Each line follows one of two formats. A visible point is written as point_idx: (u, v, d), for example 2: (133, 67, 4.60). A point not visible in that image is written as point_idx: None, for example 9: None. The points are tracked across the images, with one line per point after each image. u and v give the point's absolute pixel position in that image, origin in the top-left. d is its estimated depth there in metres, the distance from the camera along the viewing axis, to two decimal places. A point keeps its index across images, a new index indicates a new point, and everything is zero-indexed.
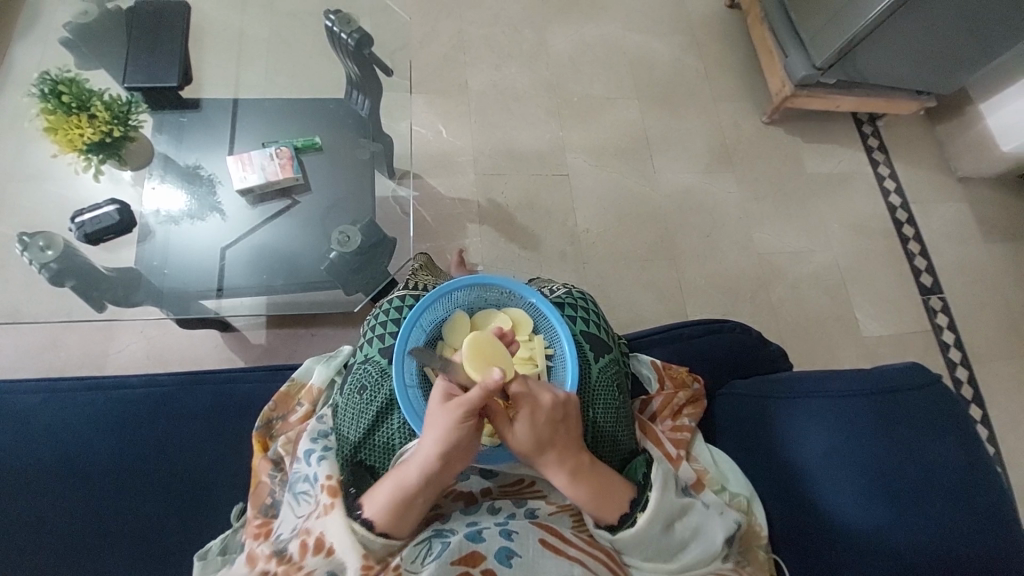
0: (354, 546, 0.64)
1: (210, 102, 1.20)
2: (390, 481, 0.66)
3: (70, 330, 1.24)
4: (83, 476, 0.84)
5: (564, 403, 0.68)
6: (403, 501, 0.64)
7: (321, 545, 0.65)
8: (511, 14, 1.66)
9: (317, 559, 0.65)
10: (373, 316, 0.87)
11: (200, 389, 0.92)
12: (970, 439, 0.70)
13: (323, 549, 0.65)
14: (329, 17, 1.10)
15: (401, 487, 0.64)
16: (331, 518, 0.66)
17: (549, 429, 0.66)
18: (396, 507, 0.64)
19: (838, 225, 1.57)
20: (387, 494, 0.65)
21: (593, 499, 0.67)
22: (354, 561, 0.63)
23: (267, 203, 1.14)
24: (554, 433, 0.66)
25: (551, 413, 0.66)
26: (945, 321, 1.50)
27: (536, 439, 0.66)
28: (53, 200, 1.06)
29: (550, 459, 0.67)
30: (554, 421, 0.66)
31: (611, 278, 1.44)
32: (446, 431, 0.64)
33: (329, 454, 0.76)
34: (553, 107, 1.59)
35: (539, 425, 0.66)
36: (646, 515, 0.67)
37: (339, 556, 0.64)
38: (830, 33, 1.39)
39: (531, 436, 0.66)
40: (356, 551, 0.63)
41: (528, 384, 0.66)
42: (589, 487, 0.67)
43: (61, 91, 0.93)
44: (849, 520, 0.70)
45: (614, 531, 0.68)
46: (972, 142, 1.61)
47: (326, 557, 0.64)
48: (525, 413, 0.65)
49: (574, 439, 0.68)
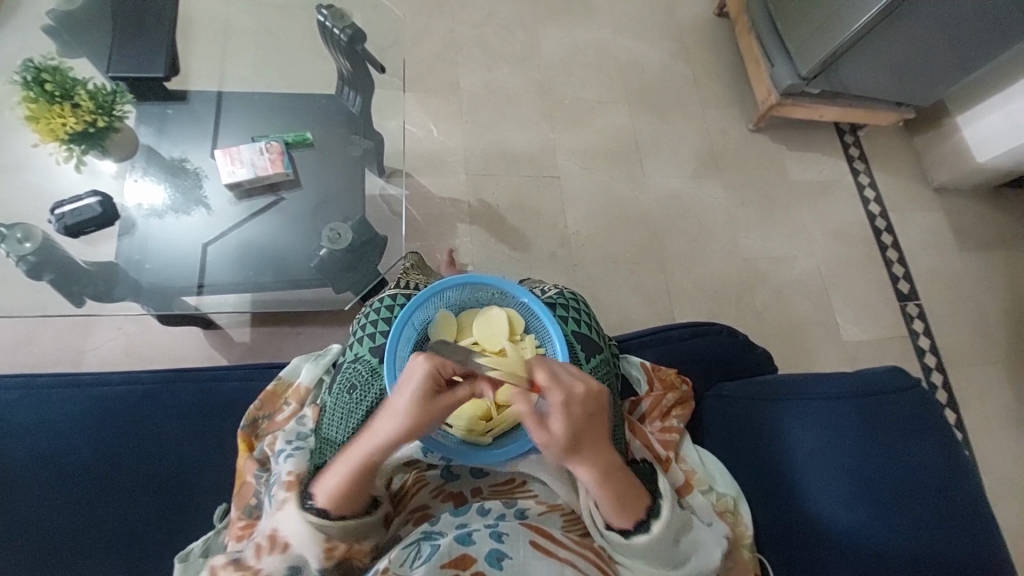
0: (309, 534, 0.64)
1: (197, 95, 1.17)
2: (342, 467, 0.64)
3: (45, 326, 1.20)
4: (58, 477, 0.81)
5: (600, 400, 0.62)
6: (357, 476, 0.63)
7: (277, 542, 0.66)
8: (503, 15, 1.67)
9: (273, 557, 0.66)
10: (363, 315, 0.86)
11: (181, 387, 0.90)
12: (949, 441, 0.73)
13: (278, 545, 0.65)
14: (322, 12, 1.09)
15: (359, 463, 0.63)
16: (285, 511, 0.66)
17: (585, 426, 0.61)
18: (349, 483, 0.63)
19: (821, 232, 1.61)
20: (340, 477, 0.64)
21: (620, 499, 0.66)
22: (313, 546, 0.64)
23: (254, 198, 1.12)
24: (591, 426, 0.62)
25: (588, 410, 0.61)
26: (921, 327, 1.55)
27: (572, 437, 0.61)
28: (31, 193, 1.03)
29: (581, 456, 0.63)
30: (586, 419, 0.61)
31: (599, 280, 1.45)
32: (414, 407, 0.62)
33: (299, 452, 0.76)
34: (544, 109, 1.60)
35: (576, 424, 0.61)
36: (661, 524, 0.67)
37: (295, 547, 0.65)
38: (814, 44, 1.43)
39: (565, 434, 0.60)
40: (313, 539, 0.64)
41: (563, 376, 0.61)
42: (618, 487, 0.65)
43: (44, 79, 0.90)
44: (829, 520, 0.72)
45: (628, 536, 0.68)
46: (948, 154, 1.66)
47: (285, 549, 0.65)
48: (563, 411, 0.60)
49: (602, 430, 0.64)
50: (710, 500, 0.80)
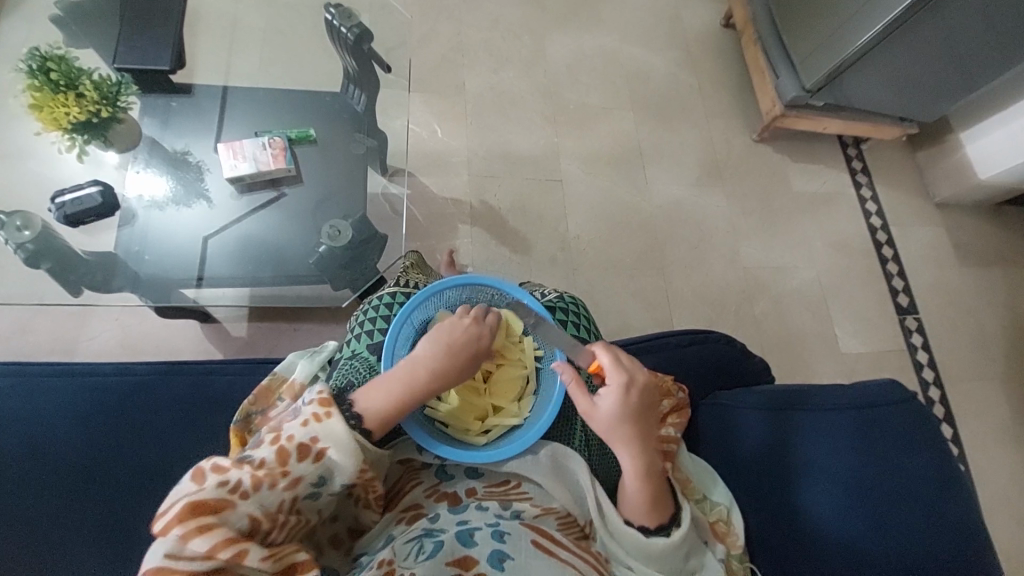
0: (351, 451, 0.61)
1: (203, 89, 1.18)
2: (398, 388, 0.67)
3: (42, 315, 1.20)
4: (48, 467, 0.80)
5: (654, 396, 0.71)
6: (404, 400, 0.67)
7: (309, 451, 0.59)
8: (510, 19, 1.67)
9: (301, 466, 0.59)
10: (361, 312, 0.87)
11: (176, 378, 0.89)
12: (944, 455, 0.72)
13: (310, 454, 0.59)
14: (329, 10, 1.09)
15: (411, 387, 0.67)
16: (329, 423, 0.60)
17: (639, 414, 0.68)
18: (395, 406, 0.66)
19: (821, 243, 1.61)
20: (393, 398, 0.66)
21: (654, 498, 0.69)
22: (352, 465, 0.61)
23: (255, 193, 1.12)
24: (643, 417, 0.68)
25: (644, 399, 0.69)
26: (920, 341, 1.54)
27: (625, 418, 0.67)
28: (32, 181, 1.03)
29: (627, 442, 0.68)
30: (639, 408, 0.68)
31: (598, 285, 1.45)
32: (465, 344, 0.71)
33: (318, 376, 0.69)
34: (549, 113, 1.60)
35: (633, 406, 0.68)
36: (681, 531, 0.69)
37: (330, 462, 0.60)
38: (819, 57, 1.43)
39: (616, 415, 0.67)
40: (354, 457, 0.61)
41: (629, 367, 0.70)
42: (654, 485, 0.69)
43: (49, 68, 0.91)
44: (824, 529, 0.72)
45: (648, 535, 0.69)
46: (950, 169, 1.67)
47: (315, 463, 0.59)
48: (625, 391, 0.67)
49: (648, 422, 0.70)
50: (703, 510, 0.78)
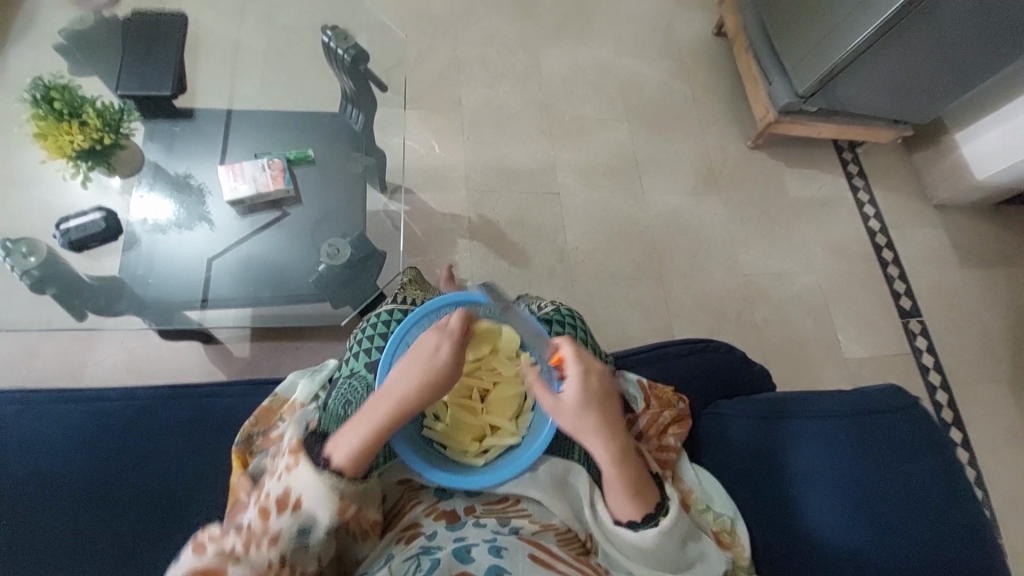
0: (324, 493, 0.63)
1: (204, 112, 1.20)
2: (360, 426, 0.65)
3: (48, 339, 1.21)
4: (52, 493, 0.81)
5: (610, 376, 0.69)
6: (375, 438, 0.65)
7: (287, 503, 0.63)
8: (505, 35, 1.70)
9: (282, 518, 0.62)
10: (360, 330, 0.88)
11: (179, 401, 0.90)
12: (949, 461, 0.72)
13: (288, 506, 0.63)
14: (326, 33, 1.11)
15: (374, 425, 0.65)
16: (298, 473, 0.63)
17: (598, 398, 0.66)
18: (367, 446, 0.65)
19: (821, 248, 1.61)
20: (358, 438, 0.64)
21: (634, 488, 0.67)
22: (327, 507, 0.63)
23: (256, 213, 1.13)
24: (603, 400, 0.67)
25: (602, 383, 0.67)
26: (924, 344, 1.54)
27: (586, 405, 0.66)
28: (37, 208, 1.05)
29: (595, 432, 0.66)
30: (604, 392, 0.67)
31: (598, 296, 1.46)
32: (423, 370, 0.66)
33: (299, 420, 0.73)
34: (545, 127, 1.62)
35: (591, 392, 0.66)
36: (669, 519, 0.67)
37: (308, 509, 0.63)
38: (811, 64, 1.45)
39: (584, 402, 0.65)
40: (328, 499, 0.63)
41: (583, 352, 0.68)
42: (631, 472, 0.67)
43: (53, 97, 0.93)
44: (827, 538, 0.71)
45: (637, 528, 0.68)
46: (947, 170, 1.67)
47: (294, 513, 0.62)
48: (580, 377, 0.66)
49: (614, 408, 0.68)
50: (707, 520, 0.78)
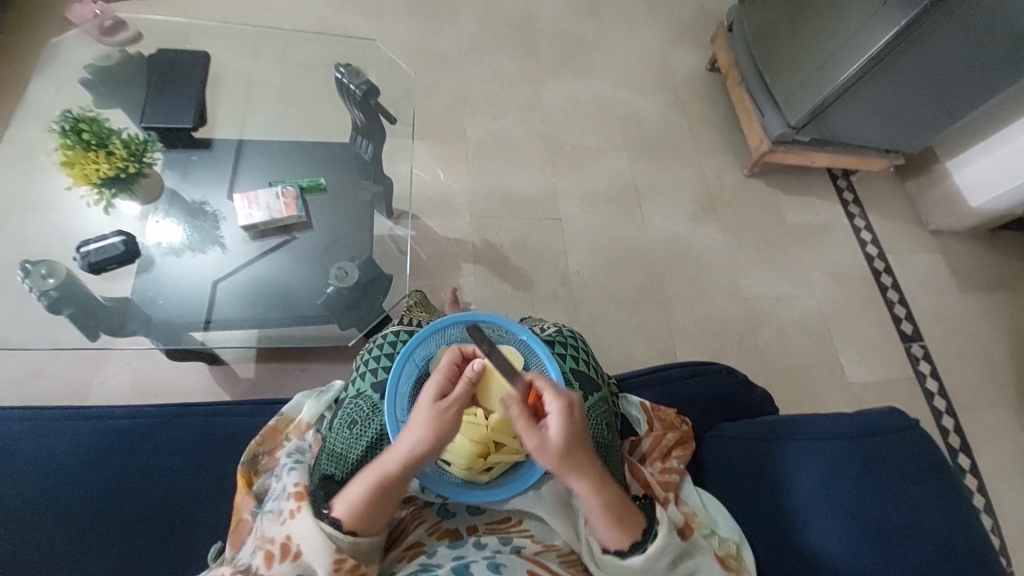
0: (322, 545, 0.64)
1: (220, 143, 1.25)
2: (368, 476, 0.66)
3: (57, 359, 1.23)
4: (55, 512, 0.81)
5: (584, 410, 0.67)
6: (379, 489, 0.66)
7: (288, 550, 0.66)
8: (508, 71, 1.78)
9: (283, 566, 0.65)
10: (366, 350, 0.89)
11: (185, 421, 0.91)
12: (949, 481, 0.71)
13: (288, 555, 0.65)
14: (339, 70, 1.18)
15: (380, 476, 0.66)
16: (299, 520, 0.66)
17: (580, 434, 0.64)
18: (370, 496, 0.66)
19: (820, 273, 1.63)
20: (364, 488, 0.66)
21: (617, 519, 0.67)
22: (324, 560, 0.64)
23: (267, 238, 1.17)
24: (582, 436, 0.65)
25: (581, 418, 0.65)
26: (928, 369, 1.54)
27: (569, 445, 0.63)
28: (56, 232, 1.08)
29: (579, 470, 0.64)
30: (584, 428, 0.65)
31: (600, 319, 1.47)
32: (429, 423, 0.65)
33: (300, 467, 0.76)
34: (547, 156, 1.67)
35: (574, 430, 0.64)
36: (656, 545, 0.68)
37: (306, 559, 0.65)
38: (802, 97, 1.51)
39: (569, 441, 0.63)
40: (326, 550, 0.64)
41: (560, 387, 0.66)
42: (614, 505, 0.67)
43: (81, 128, 0.97)
44: (834, 564, 0.70)
45: (624, 556, 0.69)
46: (941, 197, 1.71)
47: (294, 562, 0.65)
48: (564, 415, 0.63)
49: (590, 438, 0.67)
50: (712, 544, 0.78)
